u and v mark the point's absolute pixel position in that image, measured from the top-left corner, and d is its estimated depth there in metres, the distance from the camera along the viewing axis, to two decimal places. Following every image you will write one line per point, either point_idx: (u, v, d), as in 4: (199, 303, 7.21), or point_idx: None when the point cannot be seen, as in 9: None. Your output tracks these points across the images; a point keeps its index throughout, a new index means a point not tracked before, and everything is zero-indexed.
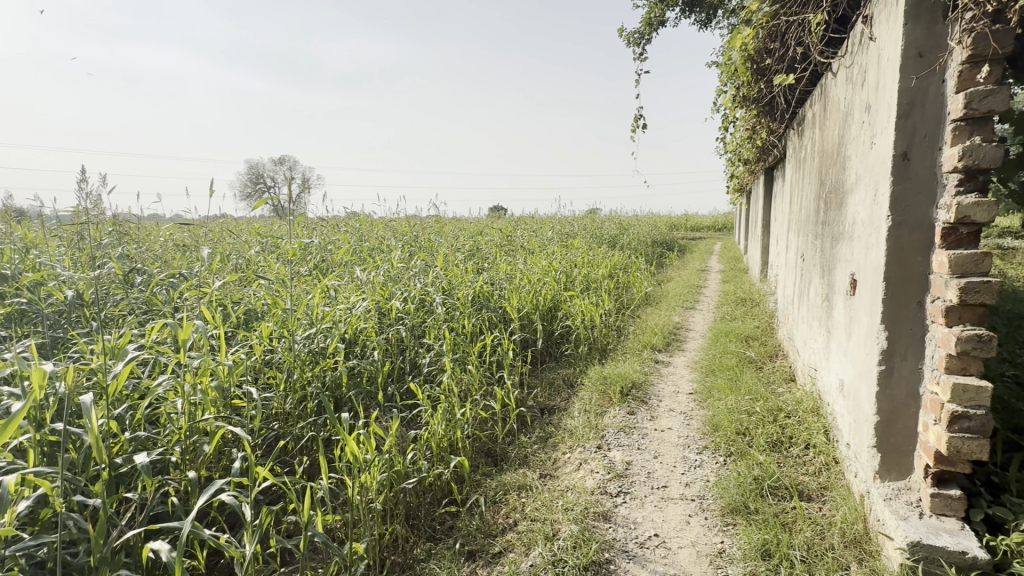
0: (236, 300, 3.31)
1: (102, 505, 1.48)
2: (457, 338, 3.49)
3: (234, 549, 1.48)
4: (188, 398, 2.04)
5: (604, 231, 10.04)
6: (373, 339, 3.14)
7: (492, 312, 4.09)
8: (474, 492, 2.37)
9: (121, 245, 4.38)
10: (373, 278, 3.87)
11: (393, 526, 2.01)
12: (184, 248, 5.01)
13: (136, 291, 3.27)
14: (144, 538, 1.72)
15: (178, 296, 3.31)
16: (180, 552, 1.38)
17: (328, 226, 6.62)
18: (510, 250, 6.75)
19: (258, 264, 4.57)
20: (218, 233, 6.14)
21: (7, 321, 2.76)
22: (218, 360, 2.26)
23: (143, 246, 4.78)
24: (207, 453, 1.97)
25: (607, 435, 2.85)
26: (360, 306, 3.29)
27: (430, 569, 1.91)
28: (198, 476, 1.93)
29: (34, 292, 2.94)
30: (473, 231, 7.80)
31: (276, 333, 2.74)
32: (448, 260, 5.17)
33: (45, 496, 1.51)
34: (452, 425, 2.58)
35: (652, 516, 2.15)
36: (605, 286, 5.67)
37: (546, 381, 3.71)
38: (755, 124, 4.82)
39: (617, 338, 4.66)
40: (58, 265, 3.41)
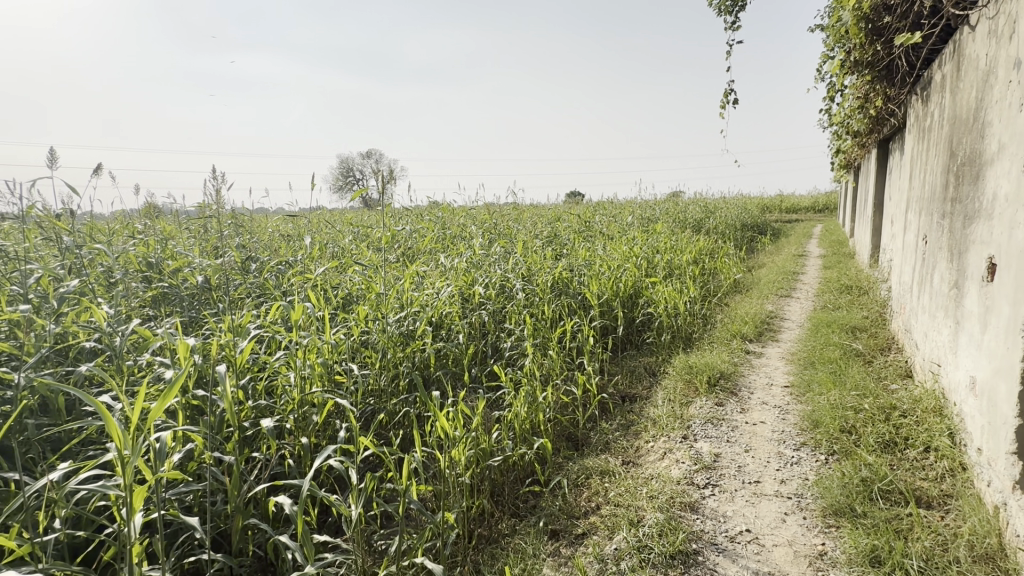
0: (335, 285, 3.59)
1: (234, 461, 1.70)
2: (538, 324, 3.53)
3: (343, 508, 1.64)
4: (299, 372, 2.28)
5: (689, 215, 9.56)
6: (457, 323, 3.28)
7: (572, 298, 4.09)
8: (557, 473, 2.42)
9: (238, 236, 4.92)
10: (456, 265, 4.03)
11: (480, 501, 2.11)
12: (289, 238, 5.51)
13: (252, 276, 3.66)
14: (268, 492, 1.95)
15: (287, 281, 3.66)
16: (300, 506, 1.56)
17: (412, 216, 6.93)
18: (588, 236, 6.67)
19: (353, 251, 4.91)
20: (316, 223, 6.67)
21: (154, 302, 3.22)
22: (324, 339, 2.49)
23: (255, 236, 5.32)
24: (316, 422, 2.19)
25: (693, 425, 2.76)
26: (445, 291, 3.43)
27: (516, 544, 1.98)
28: (309, 442, 2.14)
29: (174, 278, 3.40)
30: (551, 217, 7.78)
31: (371, 316, 2.95)
32: (528, 247, 5.22)
33: (191, 450, 1.76)
34: (535, 407, 2.64)
35: (744, 511, 2.06)
36: (689, 272, 5.42)
37: (627, 369, 3.66)
38: (867, 91, 4.32)
39: (702, 327, 4.46)
40: (190, 254, 3.91)
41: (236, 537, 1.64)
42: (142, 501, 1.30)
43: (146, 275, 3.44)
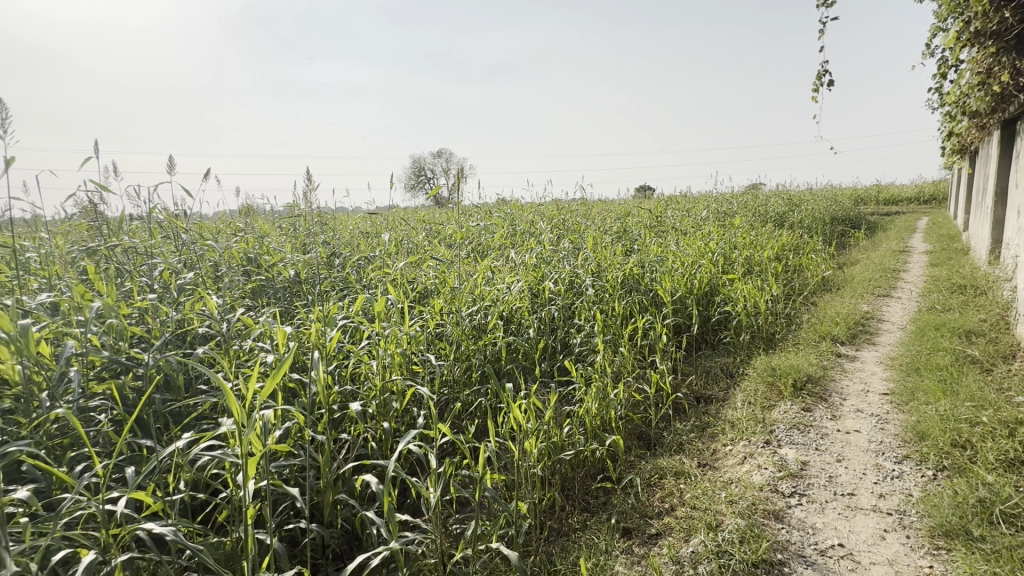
0: (411, 280, 3.75)
1: (327, 441, 1.83)
2: (609, 320, 3.48)
3: (424, 490, 1.72)
4: (382, 360, 2.41)
5: (770, 208, 8.96)
6: (527, 318, 3.32)
7: (643, 295, 3.98)
8: (629, 472, 2.38)
9: (323, 233, 5.27)
10: (526, 260, 4.06)
11: (552, 493, 2.12)
12: (368, 235, 5.83)
13: (336, 271, 3.92)
14: (355, 472, 2.08)
15: (367, 276, 3.88)
16: (386, 486, 1.65)
17: (481, 213, 7.07)
18: (660, 231, 6.46)
19: (426, 248, 5.09)
20: (392, 221, 6.99)
21: (253, 294, 3.54)
22: (402, 330, 2.61)
23: (337, 233, 5.68)
24: (396, 408, 2.30)
25: (776, 430, 2.61)
26: (515, 287, 3.47)
27: (588, 538, 1.98)
28: (389, 427, 2.26)
29: (269, 272, 3.72)
30: (620, 213, 7.61)
31: (445, 309, 3.05)
32: (597, 242, 5.15)
33: (289, 428, 1.92)
34: (606, 404, 2.61)
35: (835, 524, 1.92)
36: (771, 269, 5.09)
37: (702, 369, 3.51)
38: (990, 65, 3.83)
39: (786, 327, 4.18)
40: (283, 250, 4.25)
41: (328, 511, 1.77)
42: (255, 469, 1.45)
43: (246, 269, 3.78)
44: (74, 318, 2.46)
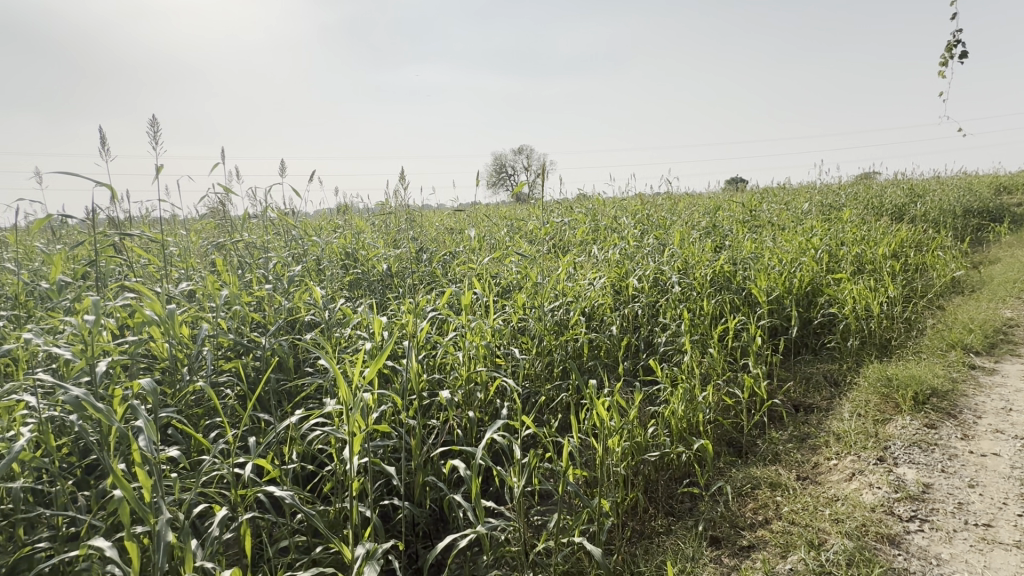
0: (494, 275, 3.84)
1: (418, 425, 1.93)
2: (697, 320, 3.32)
3: (509, 479, 1.76)
4: (467, 352, 2.49)
5: (887, 200, 8.01)
6: (610, 314, 3.26)
7: (735, 294, 3.75)
8: (719, 479, 2.26)
9: (411, 229, 5.54)
10: (609, 257, 3.99)
11: (635, 494, 2.07)
12: (452, 232, 6.04)
13: (424, 266, 4.10)
14: (442, 456, 2.18)
15: (452, 270, 4.02)
16: (474, 472, 1.72)
17: (562, 208, 7.04)
18: (754, 226, 6.03)
19: (508, 243, 5.17)
20: (475, 217, 7.19)
21: (350, 286, 3.81)
22: (487, 323, 2.68)
23: (424, 229, 5.95)
24: (481, 398, 2.37)
25: (892, 447, 2.35)
26: (598, 283, 3.43)
27: (673, 543, 1.92)
28: (474, 417, 2.33)
29: (365, 266, 3.98)
30: (710, 207, 7.20)
31: (528, 304, 3.09)
32: (684, 238, 4.93)
33: (384, 411, 2.05)
34: (694, 406, 2.49)
35: (966, 558, 1.70)
36: (887, 268, 4.56)
37: (802, 375, 3.23)
38: None
39: (905, 333, 3.73)
40: (376, 246, 4.53)
41: (418, 491, 1.87)
42: (360, 446, 1.58)
43: (345, 262, 4.09)
44: (206, 304, 2.81)
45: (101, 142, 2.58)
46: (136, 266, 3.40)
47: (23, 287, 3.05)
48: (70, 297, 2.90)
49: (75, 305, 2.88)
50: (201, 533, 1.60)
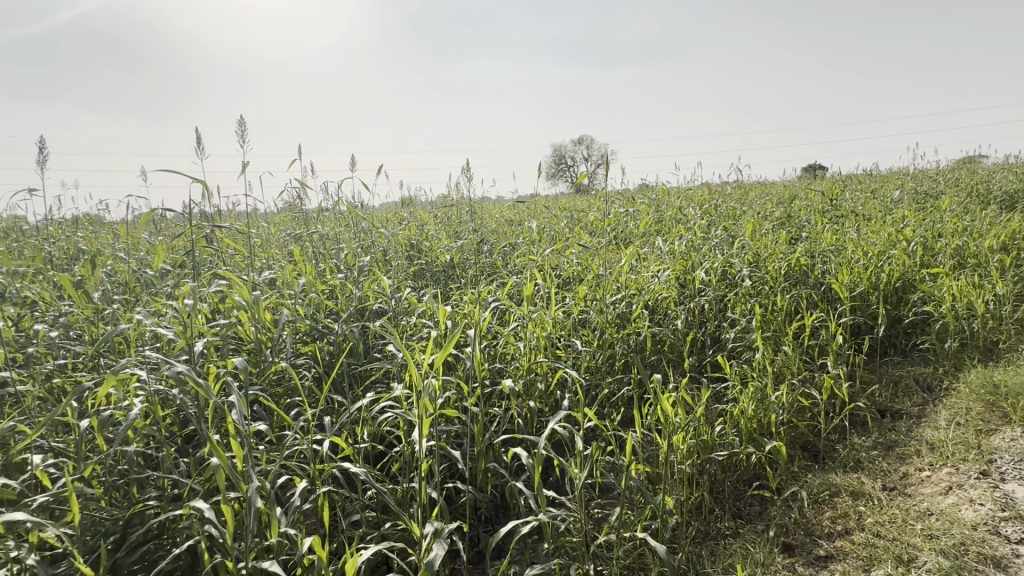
0: (554, 267, 3.82)
1: (481, 412, 1.97)
2: (770, 315, 3.14)
3: (571, 469, 1.76)
4: (528, 342, 2.51)
5: (995, 187, 7.14)
6: (675, 308, 3.15)
7: (813, 289, 3.50)
8: (793, 483, 2.14)
9: (472, 221, 5.63)
10: (674, 249, 3.86)
11: (700, 493, 2.01)
12: (512, 223, 6.07)
13: (484, 257, 4.16)
14: (504, 443, 2.21)
15: (513, 262, 4.05)
16: (537, 460, 1.72)
17: (624, 199, 6.87)
18: (836, 216, 5.58)
19: (568, 235, 5.11)
20: (535, 209, 7.18)
21: (415, 276, 3.94)
22: (548, 315, 2.67)
23: (485, 221, 6.02)
24: (542, 389, 2.38)
25: (998, 461, 2.11)
26: (662, 276, 3.32)
27: (742, 547, 1.84)
28: (535, 407, 2.34)
29: (428, 257, 4.09)
30: (785, 196, 6.75)
31: (589, 296, 3.05)
32: (756, 229, 4.66)
33: (448, 397, 2.10)
34: (766, 407, 2.36)
35: None
36: (995, 263, 4.08)
37: (889, 378, 2.97)
38: None
39: (1017, 336, 3.32)
40: (439, 237, 4.65)
41: (481, 476, 1.91)
42: (428, 429, 1.63)
43: (409, 253, 4.23)
44: (286, 291, 3.01)
45: (197, 142, 2.83)
46: (225, 256, 3.70)
47: (132, 274, 3.40)
48: (171, 283, 3.21)
49: (175, 291, 3.18)
50: (283, 502, 1.72)
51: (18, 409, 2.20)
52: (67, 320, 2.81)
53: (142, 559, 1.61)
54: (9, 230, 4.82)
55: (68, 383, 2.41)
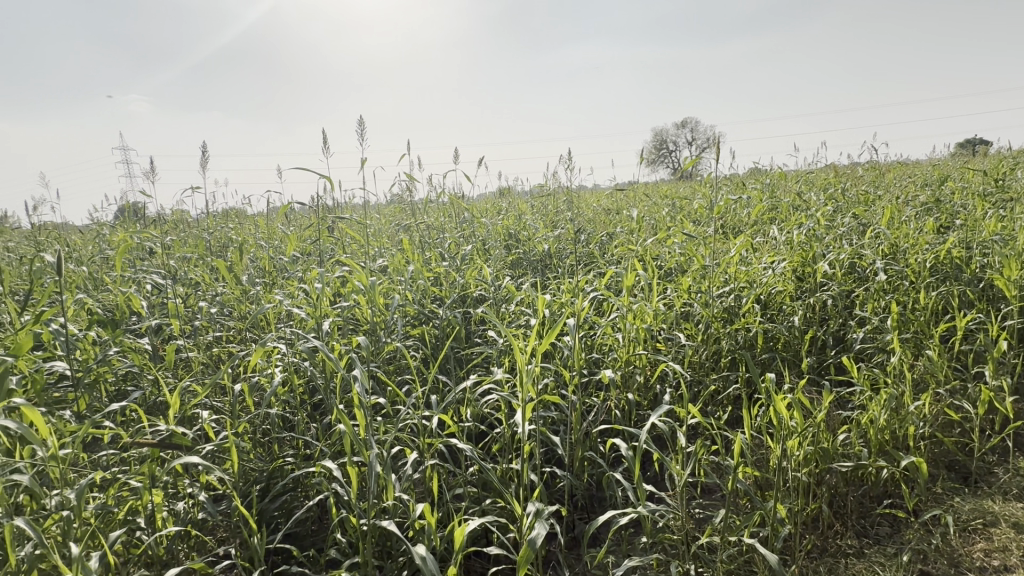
0: (655, 257, 3.69)
1: (579, 401, 1.97)
2: (909, 315, 2.75)
3: (674, 466, 1.69)
4: (628, 334, 2.45)
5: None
6: (791, 303, 2.89)
7: (969, 285, 3.00)
8: (934, 506, 1.88)
9: (570, 211, 5.61)
10: (792, 238, 3.52)
11: (817, 505, 1.84)
12: (610, 212, 5.94)
13: (581, 247, 4.13)
14: (602, 433, 2.20)
15: (611, 252, 3.97)
16: (637, 453, 1.68)
17: (733, 185, 6.39)
18: (1003, 200, 4.70)
19: (670, 224, 4.89)
20: (634, 197, 6.95)
21: (513, 265, 4.03)
22: (649, 307, 2.59)
23: (582, 210, 5.96)
24: (641, 382, 2.32)
25: None
26: (777, 267, 3.06)
27: (868, 570, 1.67)
28: (634, 399, 2.30)
29: (526, 246, 4.16)
30: (932, 178, 5.83)
31: (693, 288, 2.90)
32: (894, 216, 4.09)
33: (546, 384, 2.13)
34: (902, 417, 2.09)
35: None
36: None
37: None
38: None
39: None
40: (536, 227, 4.70)
41: (578, 463, 1.92)
42: (530, 413, 1.66)
43: (508, 242, 4.33)
44: (397, 278, 3.25)
45: (322, 142, 3.14)
46: (344, 245, 4.08)
47: (270, 261, 3.89)
48: (301, 269, 3.61)
49: (304, 276, 3.58)
50: (396, 470, 1.88)
51: (189, 371, 2.63)
52: (222, 298, 3.29)
53: (282, 506, 1.85)
54: (178, 222, 5.74)
55: (224, 352, 2.84)
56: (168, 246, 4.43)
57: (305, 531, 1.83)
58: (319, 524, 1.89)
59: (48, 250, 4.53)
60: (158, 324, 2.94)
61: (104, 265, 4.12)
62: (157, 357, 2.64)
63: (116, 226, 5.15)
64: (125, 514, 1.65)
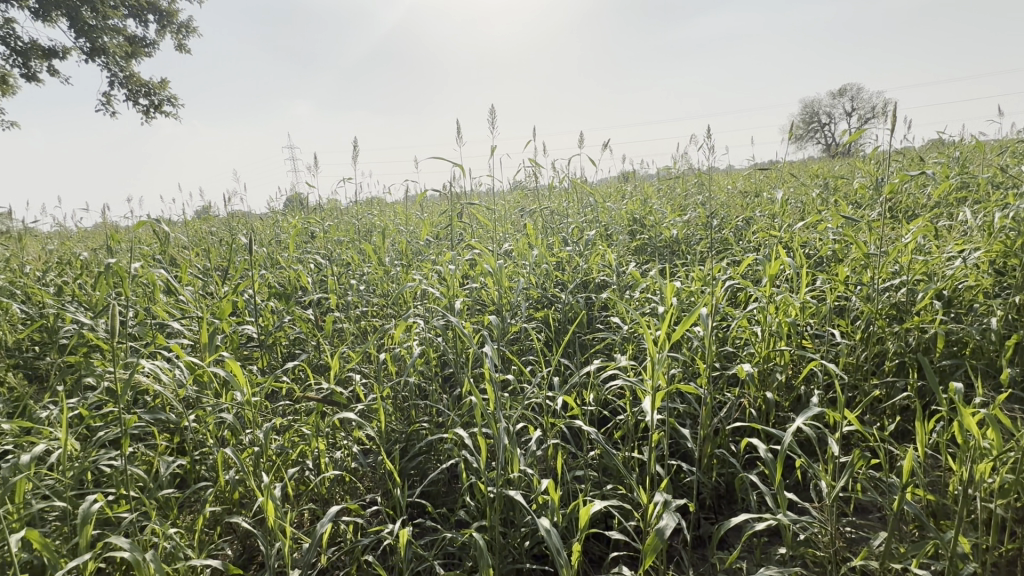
0: (803, 244, 3.29)
1: (711, 396, 1.84)
2: None
3: (823, 475, 1.51)
4: (769, 328, 2.23)
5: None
6: (988, 302, 2.38)
7: None
8: None
9: (701, 194, 5.24)
10: (993, 222, 2.89)
11: (1016, 546, 1.52)
12: (748, 195, 5.42)
13: (714, 232, 3.85)
14: (735, 432, 2.05)
15: (749, 238, 3.64)
16: (779, 457, 1.53)
17: (907, 159, 5.41)
18: None
19: (822, 207, 4.32)
20: (777, 177, 6.25)
21: (637, 251, 3.89)
22: (796, 299, 2.32)
23: (715, 194, 5.53)
24: (784, 381, 2.10)
25: None
26: (969, 257, 2.53)
27: None
28: (773, 399, 2.09)
29: (652, 232, 3.98)
30: None
31: (852, 280, 2.53)
32: None
33: (674, 375, 2.04)
34: None
35: None
36: None
37: None
38: None
39: None
40: (663, 212, 4.48)
41: (707, 460, 1.82)
42: (660, 403, 1.60)
43: (633, 228, 4.20)
44: (522, 262, 3.34)
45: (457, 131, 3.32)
46: (472, 230, 4.30)
47: (408, 244, 4.26)
48: (435, 253, 3.90)
49: (437, 259, 3.86)
50: (521, 445, 1.96)
51: (344, 339, 3.01)
52: (369, 277, 3.69)
53: (419, 466, 2.04)
54: (333, 209, 6.54)
55: (371, 325, 3.19)
56: (326, 231, 5.09)
57: (437, 491, 2.00)
58: (449, 486, 2.05)
59: (240, 233, 5.48)
60: (320, 298, 3.40)
61: (279, 246, 4.86)
62: (319, 326, 3.06)
63: (288, 213, 6.04)
64: (297, 456, 1.96)
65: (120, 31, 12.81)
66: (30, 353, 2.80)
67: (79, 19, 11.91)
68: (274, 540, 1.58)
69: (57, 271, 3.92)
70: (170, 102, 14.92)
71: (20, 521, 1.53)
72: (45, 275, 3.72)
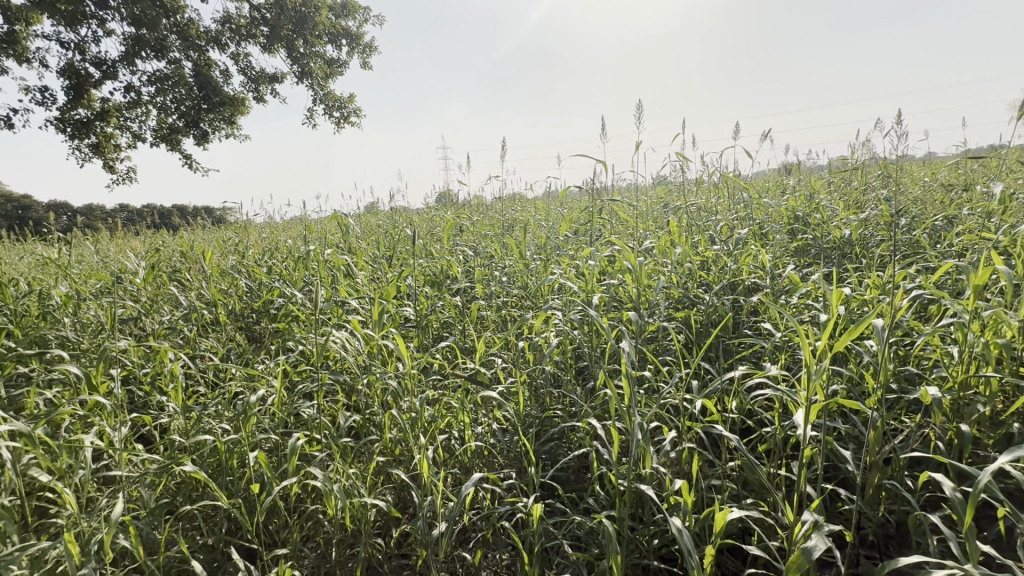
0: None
1: (882, 418, 1.62)
2: None
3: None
4: (970, 349, 1.87)
5: None
6: None
7: None
8: None
9: (885, 188, 4.50)
10: None
11: None
12: (951, 188, 4.50)
13: (900, 233, 3.29)
14: (914, 465, 1.77)
15: (948, 240, 3.04)
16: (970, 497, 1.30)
17: None
18: None
19: None
20: (998, 166, 5.06)
21: (797, 253, 3.50)
22: (1012, 315, 1.90)
23: (905, 189, 4.69)
24: (989, 414, 1.73)
25: None
26: None
27: None
28: (971, 434, 1.75)
29: (817, 231, 3.54)
30: None
31: None
32: None
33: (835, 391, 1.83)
34: None
35: None
36: None
37: None
38: None
39: None
40: (833, 208, 3.95)
41: (872, 490, 1.61)
42: (816, 418, 1.44)
43: (793, 226, 3.79)
44: (663, 259, 3.24)
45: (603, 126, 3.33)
46: (612, 227, 4.28)
47: (548, 239, 4.41)
48: (574, 248, 3.98)
49: (576, 254, 3.93)
50: (654, 445, 1.95)
51: (487, 326, 3.26)
52: (510, 269, 3.91)
53: (551, 451, 2.15)
54: (481, 205, 7.01)
55: (512, 315, 3.40)
56: (474, 225, 5.49)
57: (567, 477, 2.09)
58: (579, 475, 2.12)
59: (402, 226, 6.19)
60: (468, 287, 3.71)
61: (434, 239, 5.39)
62: (466, 312, 3.35)
63: (442, 209, 6.63)
64: (445, 426, 2.21)
65: (320, 54, 15.20)
66: (251, 319, 3.54)
67: (292, 47, 14.42)
68: (426, 493, 1.82)
69: (270, 254, 4.88)
70: (353, 113, 17.32)
71: (248, 446, 1.98)
72: (263, 257, 4.64)
